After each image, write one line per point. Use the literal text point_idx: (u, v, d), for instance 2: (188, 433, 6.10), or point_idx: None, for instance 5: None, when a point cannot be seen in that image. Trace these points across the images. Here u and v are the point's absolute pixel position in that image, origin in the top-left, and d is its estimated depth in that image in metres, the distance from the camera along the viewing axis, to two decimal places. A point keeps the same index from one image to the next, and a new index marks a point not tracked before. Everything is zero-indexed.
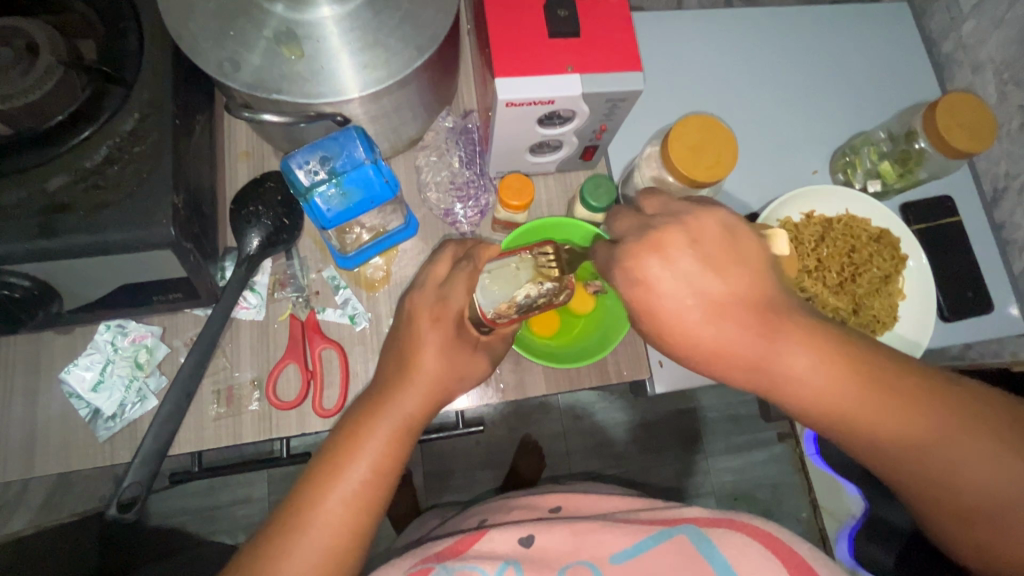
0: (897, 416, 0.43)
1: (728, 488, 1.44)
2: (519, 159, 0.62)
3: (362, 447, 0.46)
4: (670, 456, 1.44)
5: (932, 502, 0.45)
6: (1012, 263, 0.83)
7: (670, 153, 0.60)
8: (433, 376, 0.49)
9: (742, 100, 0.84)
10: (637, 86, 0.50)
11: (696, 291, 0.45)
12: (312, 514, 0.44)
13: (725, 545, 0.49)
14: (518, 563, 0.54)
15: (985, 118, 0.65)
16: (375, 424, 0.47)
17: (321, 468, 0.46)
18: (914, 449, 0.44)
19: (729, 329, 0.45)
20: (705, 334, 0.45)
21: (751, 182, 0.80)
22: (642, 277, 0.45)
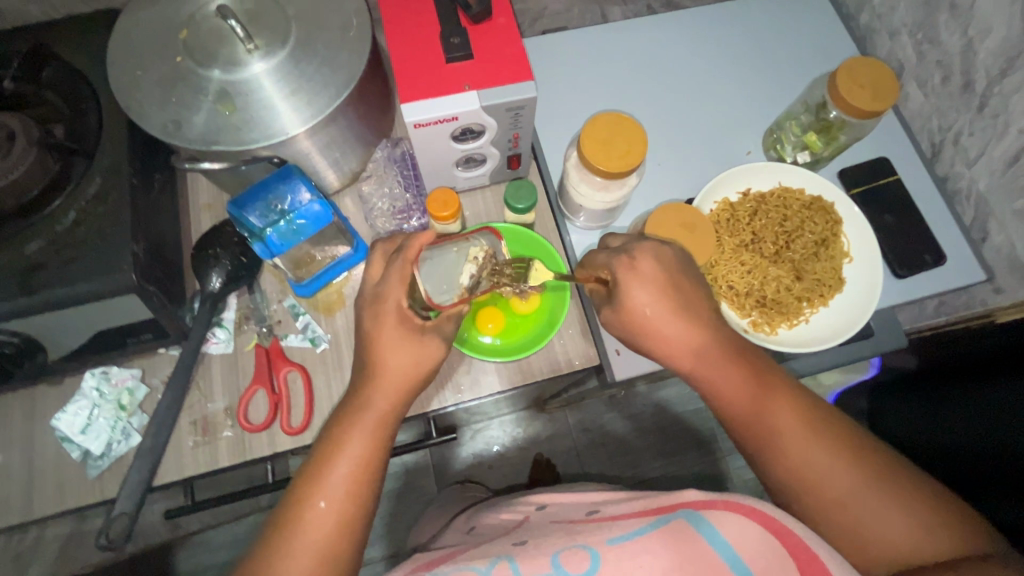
0: (782, 407, 0.52)
1: (751, 485, 1.40)
2: (450, 176, 0.67)
3: (349, 444, 0.52)
4: (686, 459, 1.42)
5: (812, 504, 0.49)
6: (962, 213, 0.84)
7: (584, 151, 0.64)
8: (409, 369, 0.54)
9: (673, 96, 0.88)
10: (530, 92, 0.55)
11: (670, 291, 0.55)
12: (302, 516, 0.49)
13: (726, 526, 0.46)
14: (509, 556, 0.53)
15: (887, 76, 0.68)
16: (362, 417, 0.53)
17: (314, 463, 0.51)
18: (798, 443, 0.51)
19: (671, 313, 0.55)
20: (653, 317, 0.55)
21: (688, 169, 0.84)
22: (639, 264, 0.55)
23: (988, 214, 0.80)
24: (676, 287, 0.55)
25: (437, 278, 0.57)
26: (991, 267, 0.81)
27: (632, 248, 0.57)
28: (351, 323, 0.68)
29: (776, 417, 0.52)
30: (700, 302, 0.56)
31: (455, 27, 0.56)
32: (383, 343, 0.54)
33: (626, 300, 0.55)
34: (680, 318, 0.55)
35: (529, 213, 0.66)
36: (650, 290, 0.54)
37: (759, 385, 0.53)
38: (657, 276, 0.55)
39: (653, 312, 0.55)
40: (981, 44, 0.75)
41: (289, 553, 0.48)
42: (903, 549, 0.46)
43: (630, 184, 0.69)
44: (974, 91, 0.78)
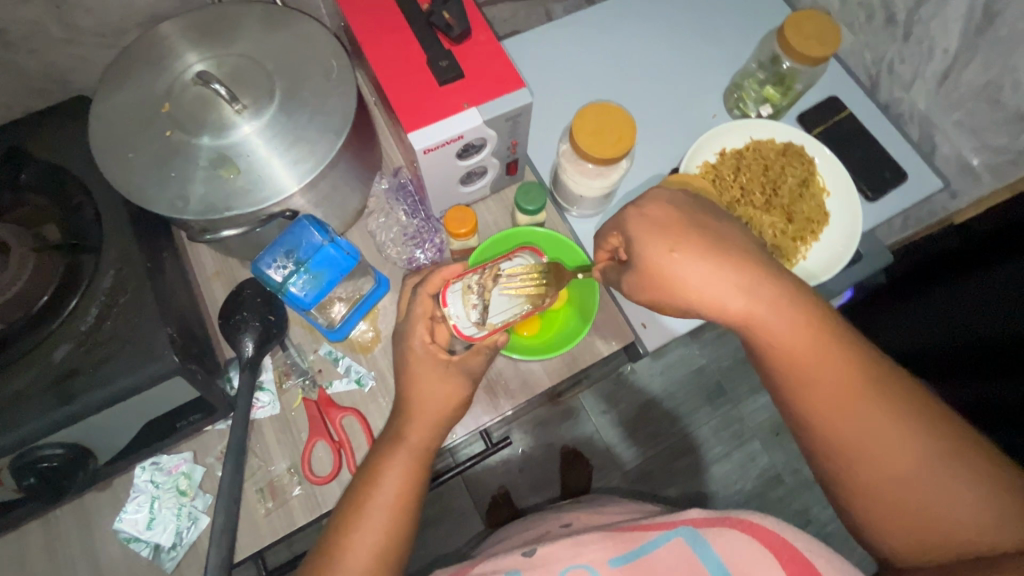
0: (837, 373, 0.51)
1: (769, 424, 1.47)
2: (455, 194, 0.69)
3: (384, 478, 0.54)
4: (705, 414, 1.47)
5: (857, 469, 0.50)
6: (910, 133, 0.92)
7: (578, 144, 0.67)
8: (438, 397, 0.57)
9: (634, 76, 0.92)
10: (525, 99, 0.58)
11: (698, 241, 0.53)
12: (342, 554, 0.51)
13: (719, 540, 0.49)
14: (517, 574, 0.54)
15: (826, 24, 0.74)
16: (399, 451, 0.55)
17: (350, 504, 0.53)
18: (853, 412, 0.50)
19: (710, 265, 0.52)
20: (691, 272, 0.52)
21: (664, 142, 0.88)
22: (653, 215, 0.55)
23: (932, 129, 0.89)
24: (700, 232, 0.54)
25: (466, 311, 0.59)
26: (945, 174, 0.90)
27: (660, 212, 0.55)
28: (391, 356, 0.68)
29: (826, 381, 0.51)
30: (741, 254, 0.53)
31: (441, 52, 0.58)
32: (416, 370, 0.58)
33: (647, 250, 0.54)
34: (719, 275, 0.52)
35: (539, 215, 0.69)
36: (683, 238, 0.53)
37: (818, 350, 0.51)
38: (681, 227, 0.54)
39: (691, 277, 0.52)
40: None
41: None
42: (949, 520, 0.46)
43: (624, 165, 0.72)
44: (898, 24, 0.86)
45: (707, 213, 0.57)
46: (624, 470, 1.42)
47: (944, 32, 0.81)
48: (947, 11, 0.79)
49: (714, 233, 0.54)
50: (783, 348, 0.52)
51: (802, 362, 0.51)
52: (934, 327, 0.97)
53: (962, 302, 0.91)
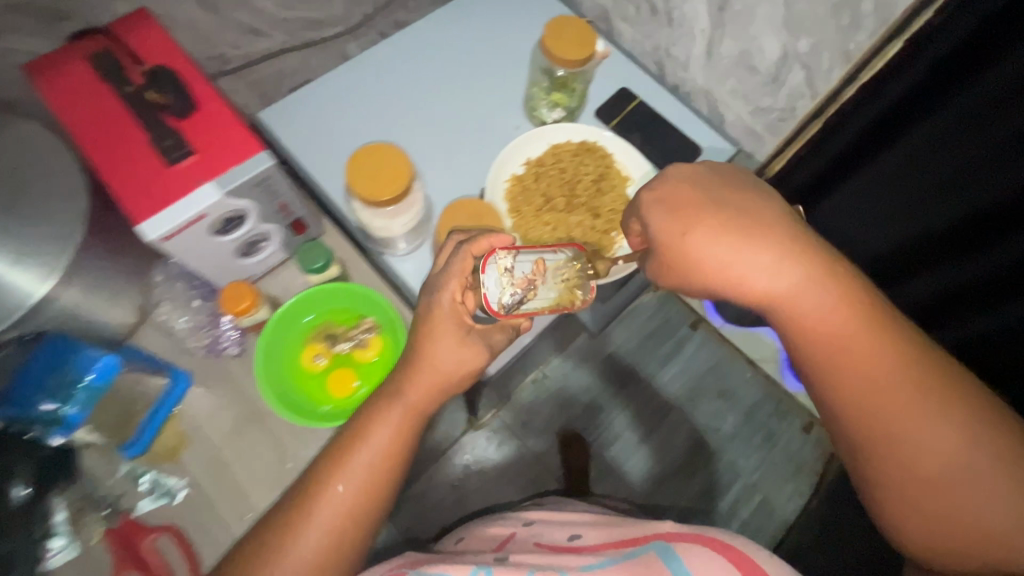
0: (888, 354, 0.47)
1: (683, 391, 1.45)
2: (241, 267, 0.65)
3: (378, 429, 0.58)
4: (621, 397, 1.44)
5: (892, 471, 0.46)
6: (700, 109, 0.98)
7: (359, 190, 0.65)
8: (441, 368, 0.60)
9: (434, 102, 0.91)
10: (267, 161, 0.55)
11: (729, 217, 0.53)
12: (316, 503, 0.54)
13: (687, 554, 0.54)
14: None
15: (582, 26, 0.77)
16: (393, 407, 0.58)
17: (329, 461, 0.56)
18: (906, 398, 0.46)
19: (734, 244, 0.52)
20: (715, 258, 0.53)
21: (474, 161, 0.88)
22: (672, 203, 0.56)
23: (716, 101, 0.95)
24: (720, 205, 0.54)
25: (494, 284, 0.62)
26: (737, 141, 0.96)
27: (671, 220, 0.55)
28: (200, 455, 0.69)
29: (882, 364, 0.47)
30: (748, 215, 0.53)
31: (163, 131, 0.54)
32: (435, 341, 0.60)
33: (665, 234, 0.55)
34: (741, 250, 0.52)
35: (329, 268, 0.66)
36: (710, 225, 0.53)
37: (852, 325, 0.48)
38: (718, 218, 0.53)
39: (712, 255, 0.53)
40: None
41: (305, 531, 0.53)
42: (1004, 525, 0.43)
43: (412, 204, 0.71)
44: (660, 13, 0.92)
45: (733, 183, 0.57)
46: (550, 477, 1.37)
47: (696, 14, 0.86)
48: None
49: (742, 223, 0.53)
50: (811, 322, 0.50)
51: (841, 339, 0.48)
52: (886, 196, 0.82)
53: (886, 180, 0.80)
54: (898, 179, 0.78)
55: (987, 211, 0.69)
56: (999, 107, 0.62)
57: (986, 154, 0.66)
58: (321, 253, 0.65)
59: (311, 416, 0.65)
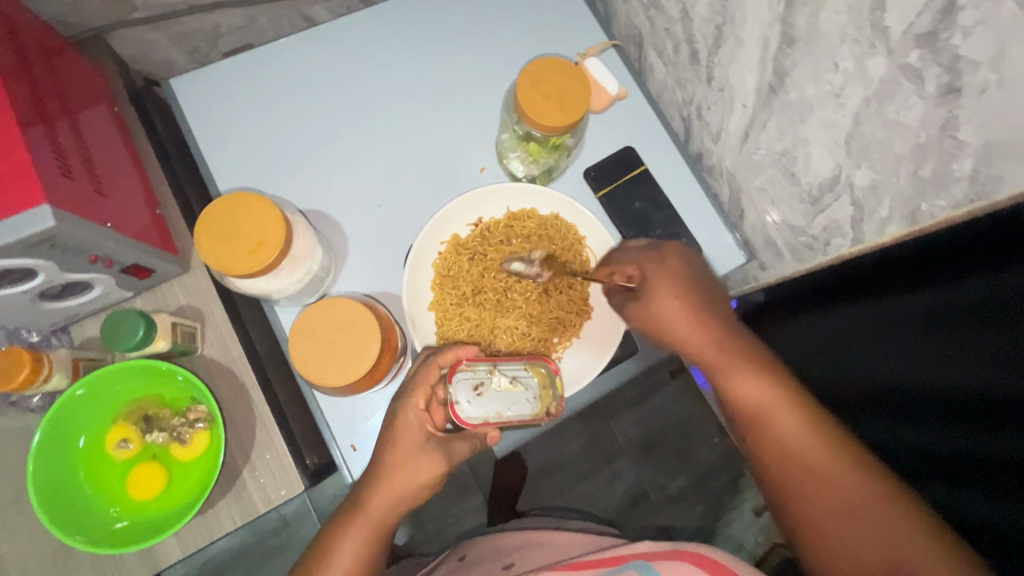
0: (798, 427, 0.51)
1: (636, 441, 1.31)
2: (51, 312, 0.52)
3: (379, 495, 0.55)
4: (575, 428, 1.31)
5: (823, 551, 0.49)
6: (719, 192, 0.78)
7: (202, 251, 0.50)
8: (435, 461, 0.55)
9: (390, 111, 0.73)
10: (46, 222, 0.40)
11: (693, 301, 0.56)
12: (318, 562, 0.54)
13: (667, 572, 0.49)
14: None
15: (572, 82, 0.58)
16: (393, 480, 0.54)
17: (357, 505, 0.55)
18: (813, 479, 0.50)
19: (687, 315, 0.56)
20: (677, 322, 0.56)
21: (416, 202, 0.71)
22: (643, 282, 0.59)
23: (738, 192, 0.74)
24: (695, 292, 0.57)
25: (474, 402, 0.54)
26: (751, 247, 0.77)
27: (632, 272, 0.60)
28: None
29: (790, 443, 0.52)
30: (713, 308, 0.57)
31: None
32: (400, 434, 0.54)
33: (636, 308, 0.59)
34: (695, 324, 0.56)
35: (153, 344, 0.51)
36: (678, 307, 0.56)
37: (773, 412, 0.53)
38: (679, 298, 0.56)
39: (678, 322, 0.56)
40: (694, 9, 0.66)
41: None
42: None
43: (275, 290, 0.56)
44: (700, 62, 0.70)
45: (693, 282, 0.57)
46: (469, 506, 1.26)
47: (741, 82, 0.65)
48: (742, 55, 0.63)
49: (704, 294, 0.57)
50: (748, 404, 0.54)
51: (763, 419, 0.53)
52: (849, 347, 0.69)
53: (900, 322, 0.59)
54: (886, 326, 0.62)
55: (941, 402, 0.55)
56: (989, 313, 0.48)
57: (970, 358, 0.51)
58: (139, 328, 0.49)
59: (76, 522, 0.49)
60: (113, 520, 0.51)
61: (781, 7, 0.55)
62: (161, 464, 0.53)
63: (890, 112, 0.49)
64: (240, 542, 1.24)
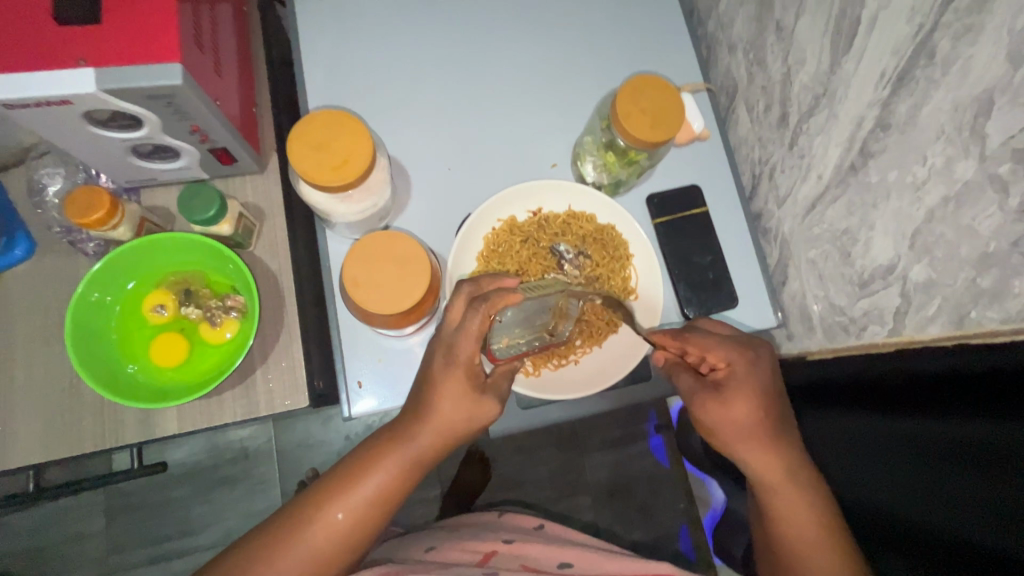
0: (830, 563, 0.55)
1: (605, 481, 1.30)
2: (137, 169, 0.54)
3: (377, 468, 0.54)
4: (547, 453, 1.30)
5: None
6: (768, 254, 0.79)
7: (290, 156, 0.52)
8: (448, 420, 0.54)
9: (484, 87, 0.75)
10: (172, 79, 0.43)
11: (753, 413, 0.54)
12: (306, 526, 0.52)
13: None
14: None
15: (667, 102, 0.60)
16: (396, 456, 0.54)
17: (361, 463, 0.54)
18: None
19: (750, 425, 0.55)
20: (739, 429, 0.55)
21: (483, 175, 0.73)
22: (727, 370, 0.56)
23: (788, 259, 0.75)
24: (767, 398, 0.55)
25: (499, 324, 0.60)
26: (785, 314, 0.78)
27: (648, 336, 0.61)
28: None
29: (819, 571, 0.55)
30: (769, 417, 0.55)
31: None
32: (441, 375, 0.53)
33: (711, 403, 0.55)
34: (754, 445, 0.55)
35: (217, 225, 0.53)
36: (745, 411, 0.54)
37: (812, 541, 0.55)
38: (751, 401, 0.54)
39: (747, 428, 0.55)
40: (796, 75, 0.69)
41: (290, 554, 0.52)
42: None
43: (338, 214, 0.59)
44: (788, 126, 0.72)
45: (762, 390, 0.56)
46: (426, 493, 1.26)
47: (823, 155, 0.67)
48: (832, 130, 0.65)
49: (774, 411, 0.55)
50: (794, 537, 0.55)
51: (807, 551, 0.55)
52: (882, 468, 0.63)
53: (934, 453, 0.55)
54: (920, 449, 0.57)
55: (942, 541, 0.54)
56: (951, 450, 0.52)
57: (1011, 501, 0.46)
58: (212, 206, 0.51)
59: (99, 365, 0.51)
60: (126, 374, 0.53)
61: (886, 92, 0.56)
62: (188, 338, 0.55)
63: (964, 218, 0.50)
64: (198, 460, 1.25)
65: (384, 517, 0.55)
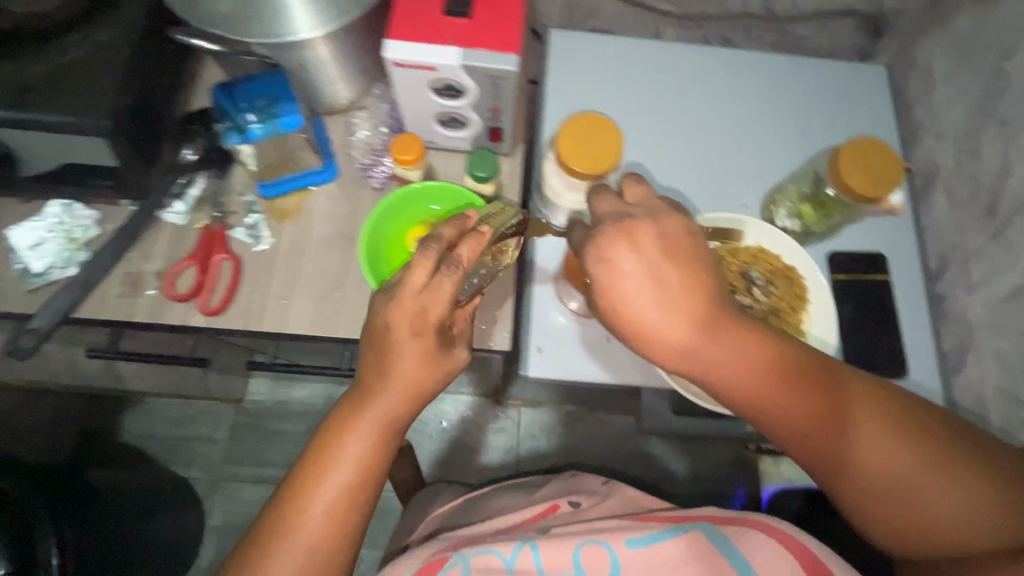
0: (882, 450, 0.47)
1: None
2: (430, 130, 0.69)
3: (352, 436, 0.51)
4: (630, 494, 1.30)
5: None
6: (944, 338, 0.79)
7: (558, 145, 0.64)
8: (410, 380, 0.52)
9: (694, 127, 0.85)
10: (510, 67, 0.56)
11: (655, 293, 0.48)
12: (291, 522, 0.50)
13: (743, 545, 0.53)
14: (533, 543, 0.58)
15: (889, 165, 0.65)
16: (364, 418, 0.51)
17: (331, 432, 0.52)
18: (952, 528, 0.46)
19: (673, 318, 0.48)
20: (662, 326, 0.48)
21: (680, 199, 0.81)
22: (613, 258, 0.48)
23: (969, 345, 0.75)
24: (661, 270, 0.48)
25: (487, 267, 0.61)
26: (954, 402, 0.76)
27: (641, 290, 0.48)
28: (295, 236, 0.70)
29: (890, 467, 0.47)
30: (696, 303, 0.49)
31: None
32: (402, 343, 0.51)
33: (601, 297, 0.49)
34: (703, 344, 0.49)
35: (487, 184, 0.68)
36: (633, 286, 0.48)
37: (838, 436, 0.48)
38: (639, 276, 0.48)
39: (652, 316, 0.48)
40: (1017, 168, 0.71)
41: (284, 548, 0.49)
42: None
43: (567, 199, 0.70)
44: (996, 216, 0.73)
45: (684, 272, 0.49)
46: None
47: None
48: None
49: (695, 293, 0.49)
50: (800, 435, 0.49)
51: (812, 440, 0.49)
52: None
53: None
54: None
55: None
56: None
57: None
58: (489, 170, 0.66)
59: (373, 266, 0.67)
60: None
61: None
62: None
63: None
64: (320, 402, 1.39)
65: (377, 482, 0.52)
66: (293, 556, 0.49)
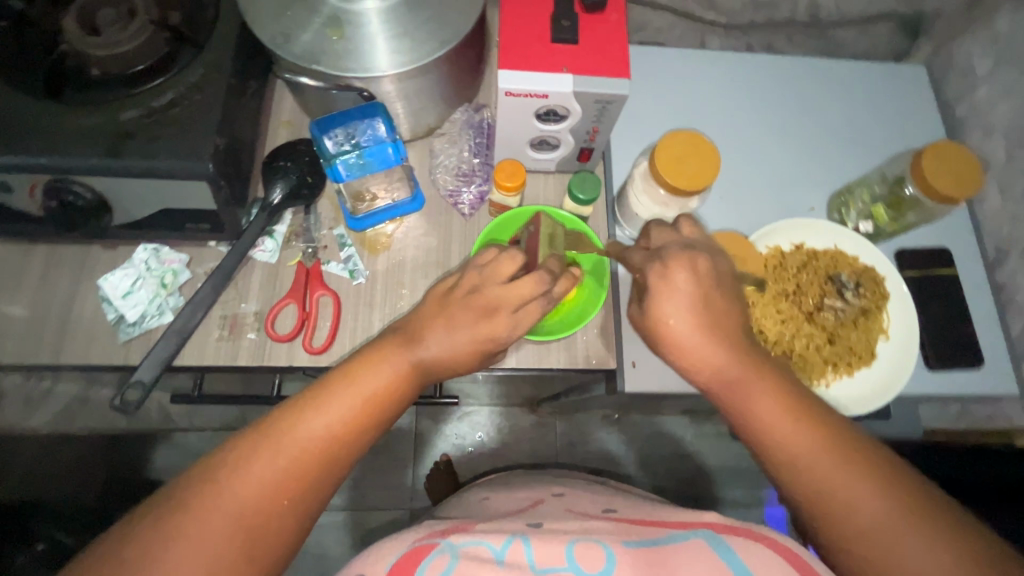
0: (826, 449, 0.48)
1: None
2: (521, 153, 0.69)
3: (354, 390, 0.50)
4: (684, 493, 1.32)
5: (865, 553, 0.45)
6: (1010, 325, 0.82)
7: (658, 163, 0.65)
8: (458, 340, 0.54)
9: (756, 133, 0.86)
10: (622, 90, 0.57)
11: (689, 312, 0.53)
12: (267, 446, 0.46)
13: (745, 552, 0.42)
14: (524, 537, 0.48)
15: (970, 166, 0.67)
16: (379, 373, 0.51)
17: (334, 384, 0.50)
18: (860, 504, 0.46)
19: (701, 328, 0.52)
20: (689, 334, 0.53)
21: (751, 206, 0.83)
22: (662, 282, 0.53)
23: None
24: (707, 305, 0.53)
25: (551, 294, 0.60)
26: None
27: (704, 345, 0.52)
28: (389, 268, 0.69)
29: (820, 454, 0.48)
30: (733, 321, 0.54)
31: (567, 10, 0.58)
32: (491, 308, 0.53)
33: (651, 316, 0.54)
34: (712, 336, 0.53)
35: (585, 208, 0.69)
36: (682, 305, 0.53)
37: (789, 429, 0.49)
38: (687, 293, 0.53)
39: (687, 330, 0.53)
40: None
41: (244, 474, 0.45)
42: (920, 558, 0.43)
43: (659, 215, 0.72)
44: None
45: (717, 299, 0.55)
46: None
47: None
48: None
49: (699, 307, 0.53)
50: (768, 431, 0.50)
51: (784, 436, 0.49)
52: None
53: None
54: None
55: None
56: None
57: None
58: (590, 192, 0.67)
59: None
60: None
61: None
62: None
63: None
64: None
65: (348, 461, 0.50)
66: (223, 509, 0.43)
